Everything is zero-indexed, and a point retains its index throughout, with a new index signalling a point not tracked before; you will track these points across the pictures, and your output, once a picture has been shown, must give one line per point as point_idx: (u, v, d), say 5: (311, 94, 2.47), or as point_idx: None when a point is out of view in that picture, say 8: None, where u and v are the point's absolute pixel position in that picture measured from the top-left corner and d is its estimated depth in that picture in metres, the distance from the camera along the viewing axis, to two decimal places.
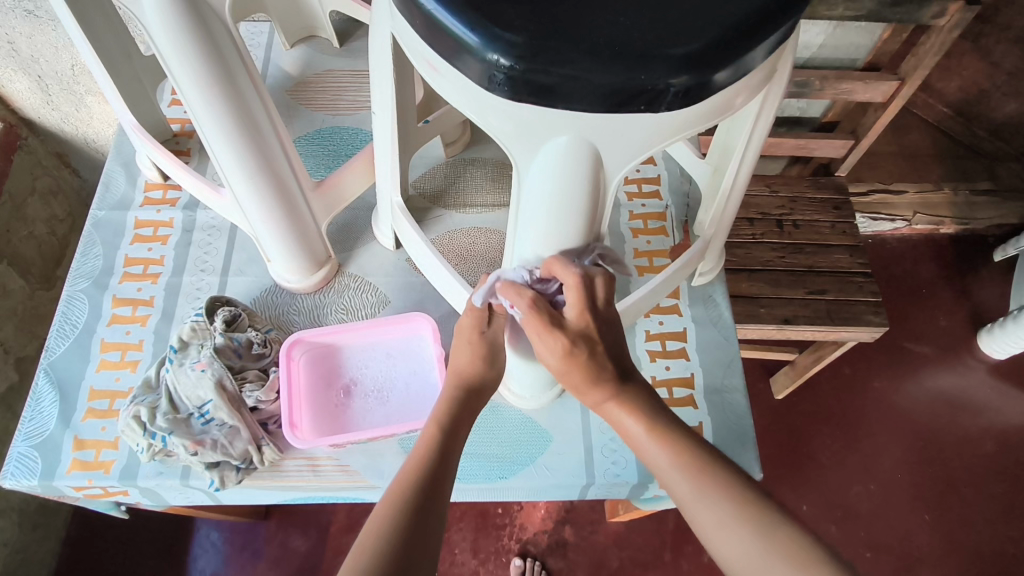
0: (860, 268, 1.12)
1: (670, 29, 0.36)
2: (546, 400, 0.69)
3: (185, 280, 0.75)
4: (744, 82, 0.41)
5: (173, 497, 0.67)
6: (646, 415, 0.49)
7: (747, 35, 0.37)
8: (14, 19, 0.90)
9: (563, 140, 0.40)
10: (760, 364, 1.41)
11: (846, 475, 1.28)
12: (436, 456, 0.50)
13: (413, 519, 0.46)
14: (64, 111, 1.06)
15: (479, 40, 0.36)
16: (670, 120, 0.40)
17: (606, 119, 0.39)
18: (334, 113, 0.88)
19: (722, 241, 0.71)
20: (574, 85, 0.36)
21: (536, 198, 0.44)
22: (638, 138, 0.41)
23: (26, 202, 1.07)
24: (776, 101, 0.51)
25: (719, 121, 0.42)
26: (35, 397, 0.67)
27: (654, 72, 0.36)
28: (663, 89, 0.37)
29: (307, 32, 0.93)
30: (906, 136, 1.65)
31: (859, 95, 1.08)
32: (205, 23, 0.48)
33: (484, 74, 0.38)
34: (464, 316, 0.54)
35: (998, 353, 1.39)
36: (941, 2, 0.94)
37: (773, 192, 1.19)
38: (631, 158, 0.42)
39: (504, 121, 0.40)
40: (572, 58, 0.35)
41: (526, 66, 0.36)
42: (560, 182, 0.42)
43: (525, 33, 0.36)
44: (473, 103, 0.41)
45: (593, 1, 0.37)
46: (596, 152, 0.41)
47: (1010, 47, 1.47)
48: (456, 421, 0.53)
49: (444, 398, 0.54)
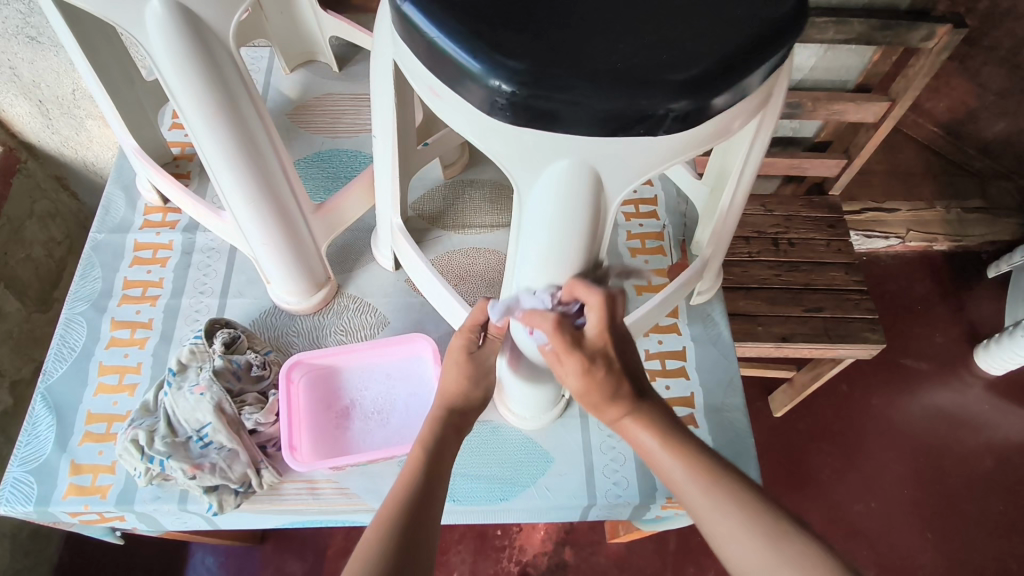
0: (856, 285, 1.13)
1: (667, 56, 0.37)
2: (547, 420, 0.68)
3: (184, 303, 0.75)
4: (741, 107, 0.42)
5: (169, 522, 0.66)
6: (659, 428, 0.49)
7: (743, 61, 0.38)
8: (16, 44, 0.91)
9: (565, 163, 0.41)
10: (760, 383, 1.41)
11: (847, 494, 1.28)
12: (422, 480, 0.50)
13: (403, 541, 0.46)
14: (64, 134, 1.07)
15: (481, 67, 0.37)
16: (671, 142, 0.40)
17: (606, 142, 0.39)
18: (333, 135, 0.89)
19: (720, 261, 0.71)
20: (575, 111, 0.37)
21: (537, 222, 0.45)
22: (639, 160, 0.41)
23: (24, 225, 1.07)
24: (772, 124, 0.52)
25: (717, 145, 0.43)
26: (31, 421, 0.67)
27: (654, 97, 0.36)
28: (662, 114, 0.37)
29: (307, 57, 0.95)
30: (898, 155, 1.67)
31: (851, 116, 1.10)
32: (208, 49, 0.48)
33: (485, 99, 0.38)
34: (454, 337, 0.56)
35: (995, 368, 1.40)
36: (929, 25, 0.96)
37: (768, 211, 1.21)
38: (634, 180, 0.43)
39: (506, 145, 0.41)
40: (574, 84, 0.36)
41: (529, 92, 0.36)
42: (563, 205, 0.43)
43: (527, 60, 0.36)
44: (474, 127, 0.41)
45: (594, 29, 0.38)
46: (598, 175, 0.42)
47: (996, 68, 1.49)
48: (441, 443, 0.53)
49: (429, 417, 0.55)
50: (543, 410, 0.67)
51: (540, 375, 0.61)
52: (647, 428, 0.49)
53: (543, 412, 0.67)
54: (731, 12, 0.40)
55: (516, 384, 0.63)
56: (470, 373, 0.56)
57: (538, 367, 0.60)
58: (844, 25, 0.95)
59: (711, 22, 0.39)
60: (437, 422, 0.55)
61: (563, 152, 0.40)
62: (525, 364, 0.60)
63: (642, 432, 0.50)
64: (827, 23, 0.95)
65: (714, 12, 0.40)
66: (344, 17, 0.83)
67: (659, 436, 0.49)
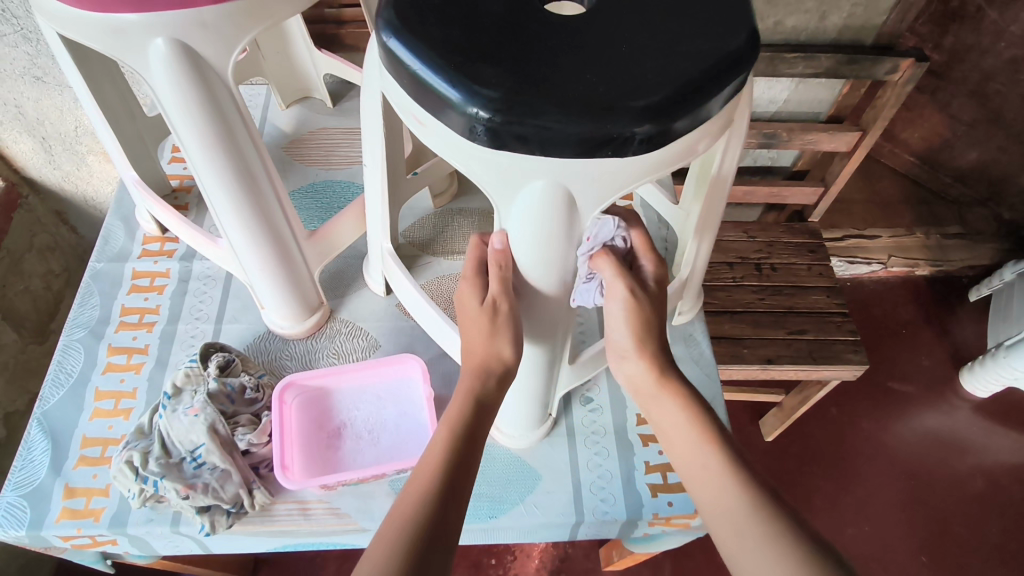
0: (838, 308, 1.16)
1: (631, 84, 0.41)
2: (534, 439, 0.70)
3: (180, 328, 0.77)
4: (706, 128, 0.45)
5: (161, 546, 0.66)
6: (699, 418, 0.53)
7: (702, 90, 0.42)
8: (23, 84, 0.95)
9: (539, 183, 0.44)
10: (749, 407, 1.43)
11: (840, 517, 1.28)
12: (453, 456, 0.49)
13: (426, 514, 0.46)
14: (65, 169, 1.10)
15: (460, 96, 0.40)
16: (641, 163, 0.44)
17: (579, 163, 0.42)
18: (327, 168, 0.92)
19: (699, 279, 0.74)
20: (547, 137, 0.40)
21: (519, 237, 0.48)
22: (609, 180, 0.44)
23: (23, 258, 1.10)
24: (738, 146, 0.55)
25: (683, 166, 0.46)
26: (26, 446, 0.68)
27: (619, 121, 0.40)
28: (628, 137, 0.40)
29: (302, 94, 0.99)
30: (876, 184, 1.73)
31: (825, 145, 1.14)
32: (207, 85, 0.51)
33: (465, 126, 0.41)
34: (462, 283, 0.55)
35: (980, 390, 1.42)
36: (893, 59, 1.01)
37: (751, 238, 1.25)
38: (608, 197, 0.46)
39: (486, 168, 0.44)
40: (545, 110, 0.39)
41: (503, 117, 0.39)
42: (541, 222, 0.46)
43: (501, 88, 0.39)
44: (457, 153, 0.44)
45: (564, 61, 0.41)
46: (572, 195, 0.45)
47: (966, 100, 1.54)
48: (474, 424, 0.52)
49: (461, 395, 0.53)
50: (531, 429, 0.70)
51: (544, 332, 0.56)
52: (687, 411, 0.53)
53: (531, 430, 0.70)
54: (690, 45, 0.43)
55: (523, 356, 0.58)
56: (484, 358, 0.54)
57: (540, 318, 0.55)
58: (813, 60, 1.01)
59: (671, 54, 0.43)
60: (466, 397, 0.53)
61: (538, 173, 0.43)
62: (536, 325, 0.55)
63: (681, 413, 0.53)
64: (796, 58, 1.01)
65: (673, 46, 0.43)
66: (337, 56, 0.89)
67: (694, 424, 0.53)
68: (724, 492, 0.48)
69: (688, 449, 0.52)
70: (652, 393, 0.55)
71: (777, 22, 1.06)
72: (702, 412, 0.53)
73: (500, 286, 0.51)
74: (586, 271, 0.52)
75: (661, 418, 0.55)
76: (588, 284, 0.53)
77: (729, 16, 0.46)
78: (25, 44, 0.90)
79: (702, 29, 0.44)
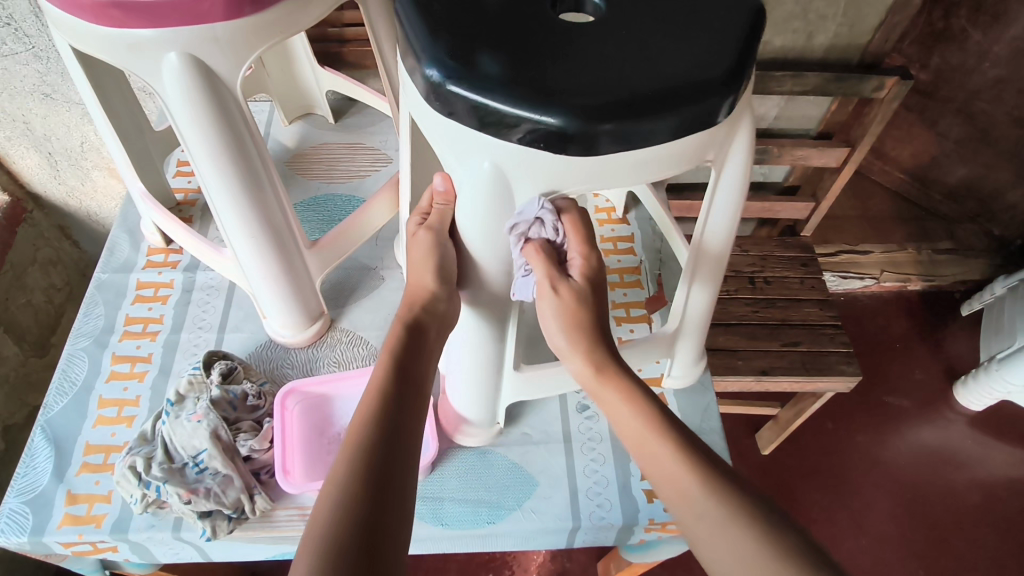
0: (831, 320, 1.17)
1: (601, 85, 0.44)
2: (490, 434, 0.72)
3: (184, 337, 0.79)
4: (670, 148, 0.47)
5: (161, 552, 0.67)
6: (642, 408, 0.52)
7: (652, 107, 0.44)
8: (32, 100, 0.97)
9: (487, 165, 0.48)
10: (746, 421, 1.44)
11: (838, 531, 1.28)
12: (391, 381, 0.51)
13: (381, 436, 0.47)
14: (70, 184, 1.12)
15: (441, 75, 0.45)
16: (583, 164, 0.47)
17: (523, 150, 0.46)
18: (328, 181, 0.95)
19: (704, 331, 0.71)
20: (490, 115, 0.45)
21: (469, 215, 0.52)
22: (574, 173, 0.48)
23: (26, 272, 1.11)
24: (728, 198, 0.55)
25: (651, 176, 0.49)
26: (29, 453, 0.69)
27: (584, 117, 0.43)
28: (562, 132, 0.44)
29: (305, 110, 1.01)
30: (868, 201, 1.76)
31: (815, 161, 1.17)
32: (221, 101, 0.54)
33: (445, 105, 0.46)
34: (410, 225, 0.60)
35: (975, 404, 1.43)
36: (879, 77, 1.04)
37: (744, 252, 1.27)
38: (550, 188, 0.49)
39: (461, 150, 0.49)
40: (514, 96, 0.43)
41: (454, 84, 0.45)
42: (481, 201, 0.51)
43: (475, 72, 0.45)
44: (438, 133, 0.49)
45: (545, 59, 0.46)
46: (509, 178, 0.49)
47: (953, 119, 1.58)
48: (408, 353, 0.54)
49: (392, 332, 0.55)
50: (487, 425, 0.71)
51: (483, 301, 0.58)
52: (633, 405, 0.53)
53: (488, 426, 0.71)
54: (671, 57, 0.46)
55: (458, 320, 0.60)
56: (414, 308, 0.56)
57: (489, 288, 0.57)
58: (801, 78, 1.04)
59: (649, 64, 0.46)
60: (399, 327, 0.55)
61: (485, 154, 0.48)
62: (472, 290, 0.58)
63: (626, 409, 0.53)
64: (784, 76, 1.04)
65: (647, 65, 0.46)
66: (342, 74, 0.92)
67: (642, 417, 0.52)
68: (681, 483, 0.47)
69: (640, 443, 0.51)
70: (594, 388, 0.55)
71: (765, 41, 1.10)
72: (649, 404, 0.53)
73: (438, 218, 0.56)
74: (521, 262, 0.54)
75: (613, 415, 0.54)
76: (525, 278, 0.54)
77: (719, 46, 0.47)
78: (36, 62, 0.93)
79: (687, 55, 0.47)
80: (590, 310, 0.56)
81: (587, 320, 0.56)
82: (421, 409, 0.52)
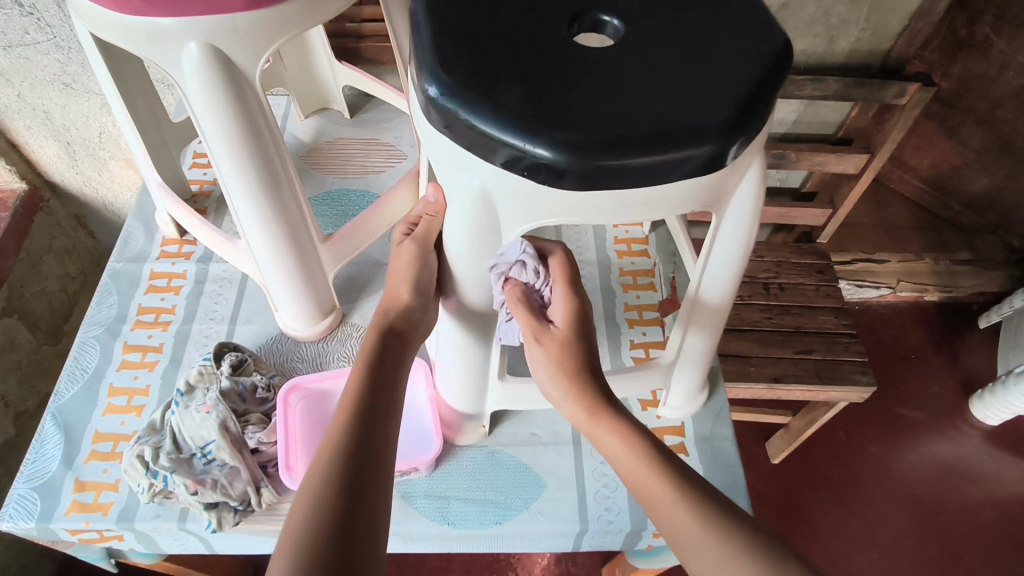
0: (845, 329, 1.16)
1: (605, 119, 0.44)
2: (478, 434, 0.71)
3: (194, 328, 0.79)
4: (670, 189, 0.46)
5: (167, 542, 0.67)
6: (627, 440, 0.52)
7: (638, 147, 0.43)
8: (51, 90, 0.98)
9: (475, 183, 0.48)
10: (757, 428, 1.42)
11: (847, 543, 1.26)
12: (368, 380, 0.52)
13: (361, 433, 0.47)
14: (87, 174, 1.13)
15: (441, 93, 0.45)
16: (579, 197, 0.46)
17: (506, 168, 0.46)
18: (342, 177, 0.94)
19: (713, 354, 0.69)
20: (477, 133, 0.45)
21: (459, 233, 0.52)
22: (568, 206, 0.47)
23: (41, 260, 1.12)
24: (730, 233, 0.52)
25: (649, 213, 0.48)
26: (40, 440, 0.69)
27: (580, 150, 0.43)
28: (545, 162, 0.43)
29: (321, 105, 1.01)
30: (886, 209, 1.73)
31: (833, 167, 1.16)
32: (240, 94, 0.54)
33: (444, 121, 0.46)
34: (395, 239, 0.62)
35: (991, 419, 1.41)
36: (901, 84, 1.02)
37: (758, 258, 1.25)
38: (543, 217, 0.48)
39: (457, 167, 0.48)
40: (511, 123, 0.43)
41: (454, 104, 0.45)
42: (468, 222, 0.50)
43: (477, 93, 0.44)
44: (437, 147, 0.49)
45: (550, 85, 0.45)
46: (495, 205, 0.49)
47: (975, 128, 1.55)
48: (383, 355, 0.55)
49: (368, 338, 0.56)
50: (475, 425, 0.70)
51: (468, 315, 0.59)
52: (625, 440, 0.52)
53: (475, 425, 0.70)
54: (683, 91, 0.46)
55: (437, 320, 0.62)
56: (390, 313, 0.58)
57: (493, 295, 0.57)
58: (821, 83, 1.03)
59: (657, 97, 0.45)
60: (376, 335, 0.56)
61: (476, 173, 0.47)
62: (450, 299, 0.59)
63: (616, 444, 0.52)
64: (804, 81, 1.03)
65: (647, 101, 0.45)
66: (358, 69, 0.92)
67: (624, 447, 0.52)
68: (669, 508, 0.47)
69: (629, 469, 0.50)
70: (587, 427, 0.55)
71: None
72: (639, 436, 0.52)
73: (425, 229, 0.59)
74: (502, 304, 0.57)
75: (607, 451, 0.53)
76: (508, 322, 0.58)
77: (725, 88, 0.46)
78: (56, 51, 0.93)
79: (699, 91, 0.46)
80: (578, 351, 0.56)
81: (577, 363, 0.56)
82: (397, 412, 0.52)
